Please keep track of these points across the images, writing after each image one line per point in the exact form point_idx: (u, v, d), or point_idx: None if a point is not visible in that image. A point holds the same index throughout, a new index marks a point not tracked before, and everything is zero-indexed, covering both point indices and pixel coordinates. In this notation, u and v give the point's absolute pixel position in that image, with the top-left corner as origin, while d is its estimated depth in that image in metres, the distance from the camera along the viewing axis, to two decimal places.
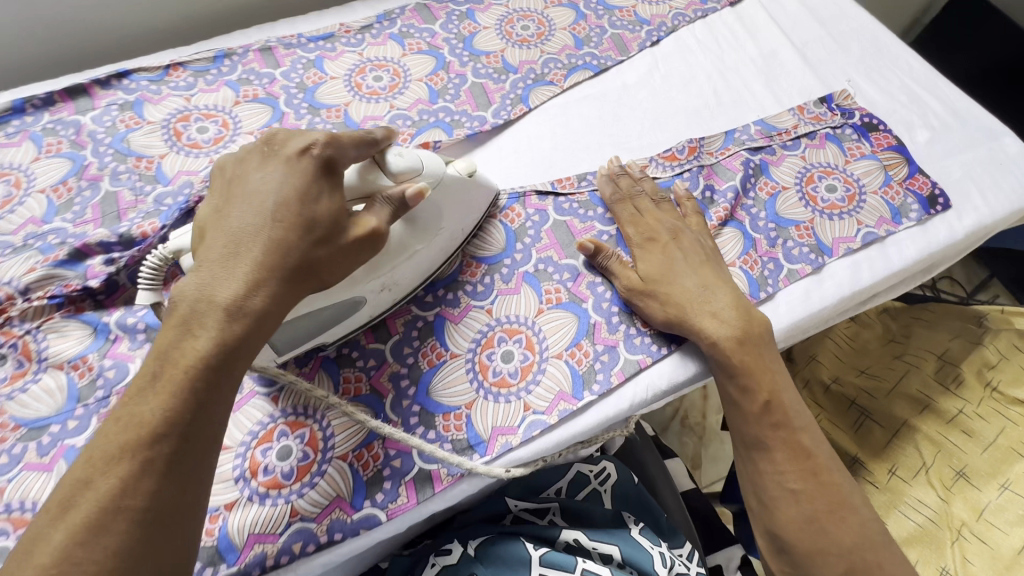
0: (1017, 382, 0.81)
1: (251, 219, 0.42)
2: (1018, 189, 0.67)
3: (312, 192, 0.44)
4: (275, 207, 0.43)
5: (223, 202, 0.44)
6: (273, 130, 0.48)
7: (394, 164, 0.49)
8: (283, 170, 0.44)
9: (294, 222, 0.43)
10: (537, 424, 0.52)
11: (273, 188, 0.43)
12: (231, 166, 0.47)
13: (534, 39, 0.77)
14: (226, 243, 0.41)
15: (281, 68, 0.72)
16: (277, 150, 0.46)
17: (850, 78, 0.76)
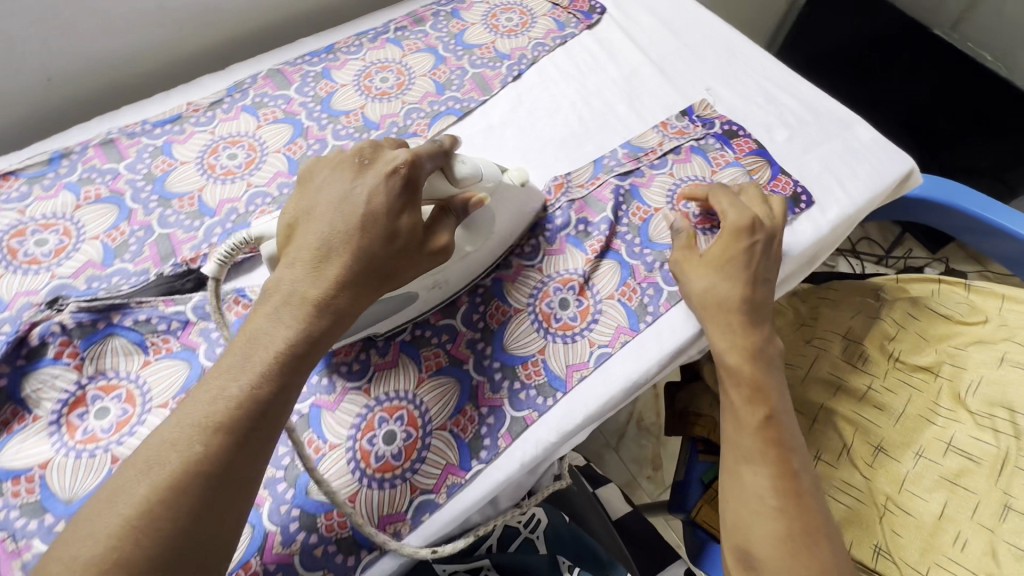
0: (914, 350, 0.85)
1: (339, 229, 0.47)
2: (872, 175, 0.70)
3: (397, 207, 0.48)
4: (364, 219, 0.47)
5: (311, 205, 0.49)
6: (363, 141, 0.52)
7: (461, 173, 0.52)
8: (375, 185, 0.48)
9: (373, 235, 0.48)
10: (427, 505, 0.52)
11: (363, 201, 0.48)
12: (326, 166, 0.52)
13: (393, 91, 0.76)
14: (317, 247, 0.47)
15: (125, 161, 0.68)
16: (369, 161, 0.50)
17: (708, 86, 0.77)
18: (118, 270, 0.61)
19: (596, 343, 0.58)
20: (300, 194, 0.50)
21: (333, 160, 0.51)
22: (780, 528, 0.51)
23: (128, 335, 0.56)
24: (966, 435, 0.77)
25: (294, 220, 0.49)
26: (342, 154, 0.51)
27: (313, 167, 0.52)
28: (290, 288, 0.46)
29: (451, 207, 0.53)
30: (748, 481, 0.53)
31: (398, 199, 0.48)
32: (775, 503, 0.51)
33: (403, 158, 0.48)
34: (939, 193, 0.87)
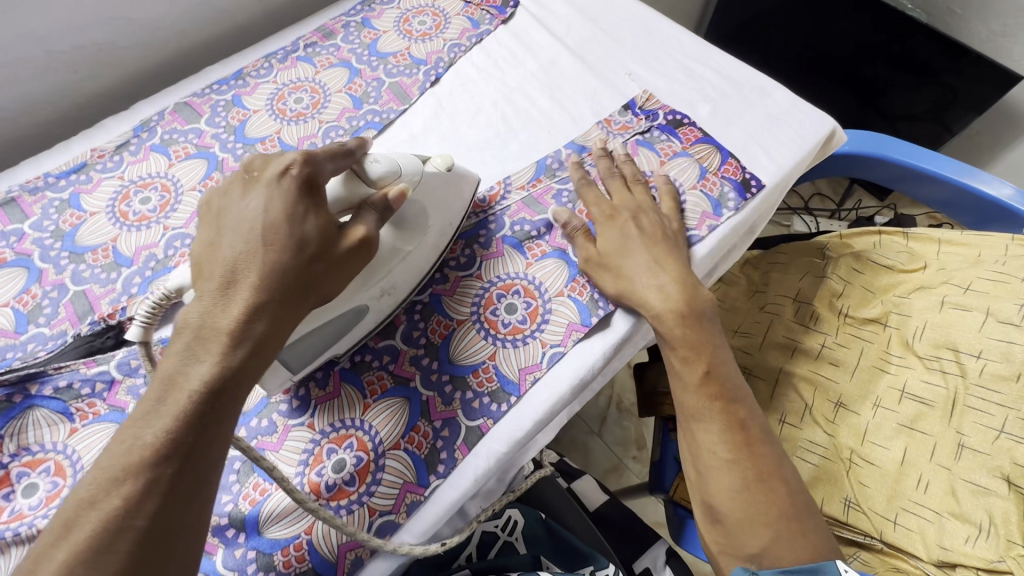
0: (862, 304, 0.86)
1: (242, 247, 0.44)
2: (796, 139, 0.70)
3: (299, 211, 0.45)
4: (265, 231, 0.44)
5: (214, 235, 0.46)
6: (253, 155, 0.49)
7: (371, 169, 0.50)
8: (268, 194, 0.45)
9: (282, 244, 0.44)
10: (387, 526, 0.50)
11: (261, 213, 0.44)
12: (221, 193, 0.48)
13: (309, 111, 0.73)
14: (220, 273, 0.43)
15: (30, 220, 0.64)
16: (260, 174, 0.47)
17: (629, 70, 0.77)
18: (34, 335, 0.58)
19: (547, 343, 0.58)
20: (203, 228, 0.47)
21: (223, 186, 0.48)
22: (735, 481, 0.53)
23: (50, 404, 0.53)
24: (917, 380, 0.79)
25: (199, 256, 0.45)
26: (230, 176, 0.48)
27: (206, 198, 0.49)
28: (202, 320, 0.42)
29: (368, 204, 0.50)
30: (700, 438, 0.56)
31: (301, 202, 0.45)
32: (728, 456, 0.54)
33: (293, 160, 0.46)
34: (869, 148, 0.89)
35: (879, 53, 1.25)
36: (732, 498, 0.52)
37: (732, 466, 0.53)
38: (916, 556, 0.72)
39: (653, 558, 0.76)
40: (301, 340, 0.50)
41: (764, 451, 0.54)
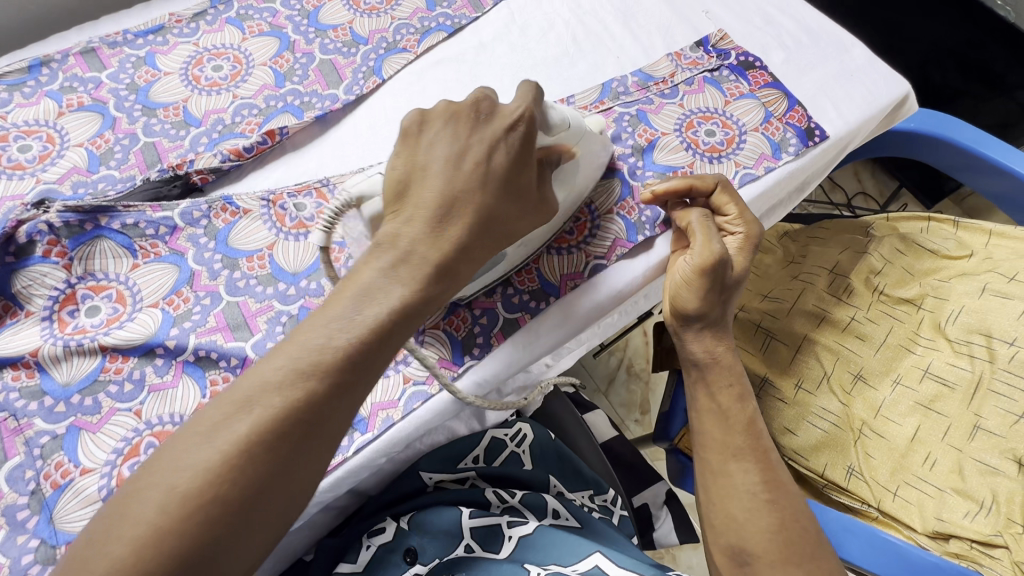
0: (899, 284, 0.86)
1: (455, 175, 0.46)
2: (867, 98, 0.69)
3: (516, 165, 0.48)
4: (486, 175, 0.47)
5: (418, 158, 0.47)
6: (476, 95, 0.50)
7: (553, 119, 0.50)
8: (494, 142, 0.48)
9: (490, 187, 0.47)
10: (418, 395, 0.53)
11: (484, 156, 0.47)
12: (434, 120, 0.49)
13: (382, 6, 0.73)
14: (436, 202, 0.45)
15: (107, 70, 0.66)
16: (487, 118, 0.49)
17: (707, 9, 0.75)
18: (105, 176, 0.60)
19: (592, 255, 0.59)
20: (407, 150, 0.48)
21: (447, 112, 0.49)
22: (773, 522, 0.52)
23: (116, 238, 0.56)
24: (943, 362, 0.79)
25: (409, 173, 0.47)
26: (453, 104, 0.49)
27: (413, 119, 0.49)
28: (409, 247, 0.44)
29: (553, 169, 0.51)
30: (735, 477, 0.55)
31: (516, 159, 0.48)
32: (766, 496, 0.53)
33: (519, 115, 0.48)
34: (935, 126, 0.87)
35: (954, 58, 1.20)
36: (760, 504, 0.53)
37: (771, 507, 0.53)
38: (911, 527, 0.73)
39: (653, 495, 0.79)
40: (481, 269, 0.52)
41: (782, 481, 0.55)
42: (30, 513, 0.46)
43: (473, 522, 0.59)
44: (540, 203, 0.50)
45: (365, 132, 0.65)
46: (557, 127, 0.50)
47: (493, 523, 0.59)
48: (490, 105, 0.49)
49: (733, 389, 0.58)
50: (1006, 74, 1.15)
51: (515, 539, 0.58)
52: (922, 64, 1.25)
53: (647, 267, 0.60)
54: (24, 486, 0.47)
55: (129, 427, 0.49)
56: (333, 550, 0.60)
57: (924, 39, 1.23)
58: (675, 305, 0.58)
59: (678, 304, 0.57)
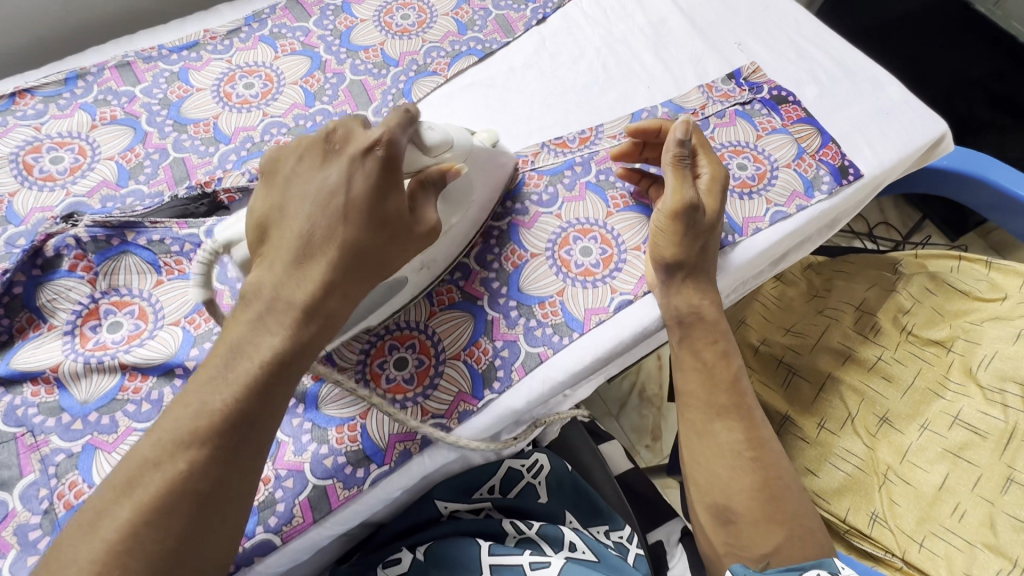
0: (929, 324, 0.83)
1: (319, 218, 0.43)
2: (903, 136, 0.67)
3: (383, 191, 0.44)
4: (347, 208, 0.43)
5: (283, 203, 0.44)
6: (330, 121, 0.46)
7: (430, 139, 0.45)
8: (351, 171, 0.43)
9: (355, 223, 0.43)
10: (437, 428, 0.51)
11: (342, 189, 0.43)
12: (286, 160, 0.45)
13: (414, 29, 0.74)
14: (296, 244, 0.42)
15: (141, 85, 0.67)
16: (340, 147, 0.45)
17: (740, 41, 0.75)
18: (133, 191, 0.60)
19: (617, 290, 0.58)
20: (266, 191, 0.45)
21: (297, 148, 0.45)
22: (782, 554, 0.51)
23: (141, 254, 0.56)
24: (974, 409, 0.76)
25: (268, 220, 0.43)
26: (306, 140, 0.45)
27: (272, 160, 0.46)
28: (274, 292, 0.41)
29: (429, 181, 0.47)
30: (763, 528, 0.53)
31: (377, 188, 0.43)
32: (750, 454, 0.54)
33: (377, 137, 0.43)
34: (966, 164, 0.85)
35: (980, 89, 1.18)
36: (753, 502, 0.53)
37: (754, 465, 0.54)
38: None
39: (667, 532, 0.76)
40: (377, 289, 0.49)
41: (810, 531, 0.53)
42: (41, 534, 0.45)
43: (492, 558, 0.58)
44: (415, 228, 0.46)
45: None
46: (436, 148, 0.46)
47: (514, 563, 0.57)
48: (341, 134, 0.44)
49: (716, 346, 0.57)
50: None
51: None
52: (949, 94, 1.24)
53: None
54: (37, 505, 0.46)
55: None
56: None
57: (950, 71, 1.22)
58: (652, 252, 0.57)
59: (655, 252, 0.56)
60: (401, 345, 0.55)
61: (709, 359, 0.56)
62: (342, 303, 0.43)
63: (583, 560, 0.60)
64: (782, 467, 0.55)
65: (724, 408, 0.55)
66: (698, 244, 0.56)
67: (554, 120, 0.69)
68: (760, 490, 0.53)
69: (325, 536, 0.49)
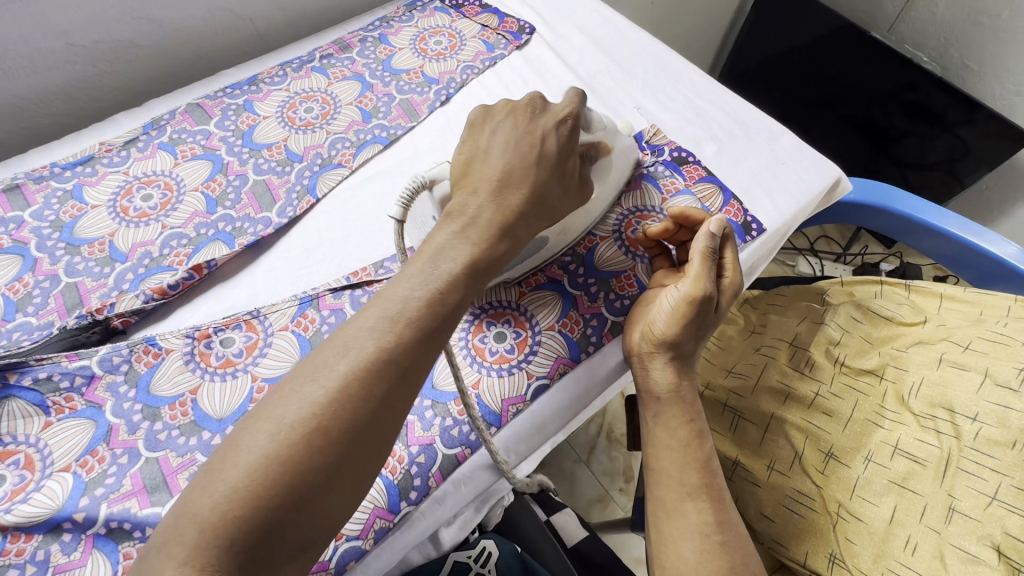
0: (860, 354, 0.84)
1: (514, 161, 0.52)
2: (800, 185, 0.70)
3: (566, 151, 0.54)
4: (540, 157, 0.53)
5: (482, 149, 0.54)
6: (531, 95, 0.57)
7: (593, 122, 0.58)
8: (549, 131, 0.54)
9: (544, 169, 0.53)
10: (351, 552, 0.49)
11: (539, 142, 0.54)
12: (495, 114, 0.57)
13: (318, 121, 0.74)
14: (494, 179, 0.52)
15: (31, 208, 0.65)
16: (540, 112, 0.56)
17: (639, 105, 0.77)
18: (21, 324, 0.58)
19: (533, 375, 0.58)
20: (473, 137, 0.56)
21: (507, 109, 0.56)
22: None
23: (26, 396, 0.52)
24: (911, 438, 0.77)
25: (470, 159, 0.54)
26: (514, 104, 0.57)
27: (482, 115, 0.57)
28: (476, 212, 0.50)
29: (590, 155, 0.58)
30: None
31: (565, 145, 0.54)
32: (718, 537, 0.52)
33: (568, 111, 0.55)
34: (871, 196, 0.89)
35: (893, 101, 1.24)
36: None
37: (722, 549, 0.51)
38: None
39: None
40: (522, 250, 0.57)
41: None
42: None
43: None
44: (581, 188, 0.56)
45: (297, 257, 0.64)
46: (597, 131, 0.58)
47: None
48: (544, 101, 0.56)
49: None
50: (946, 113, 1.14)
51: None
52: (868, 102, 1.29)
53: (579, 390, 0.59)
54: None
55: None
56: None
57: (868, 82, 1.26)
58: (648, 330, 0.59)
59: (651, 333, 0.58)
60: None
61: (683, 437, 0.57)
62: (523, 231, 0.52)
63: None
64: (747, 551, 0.52)
65: (697, 488, 0.54)
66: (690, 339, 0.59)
67: None
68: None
69: None
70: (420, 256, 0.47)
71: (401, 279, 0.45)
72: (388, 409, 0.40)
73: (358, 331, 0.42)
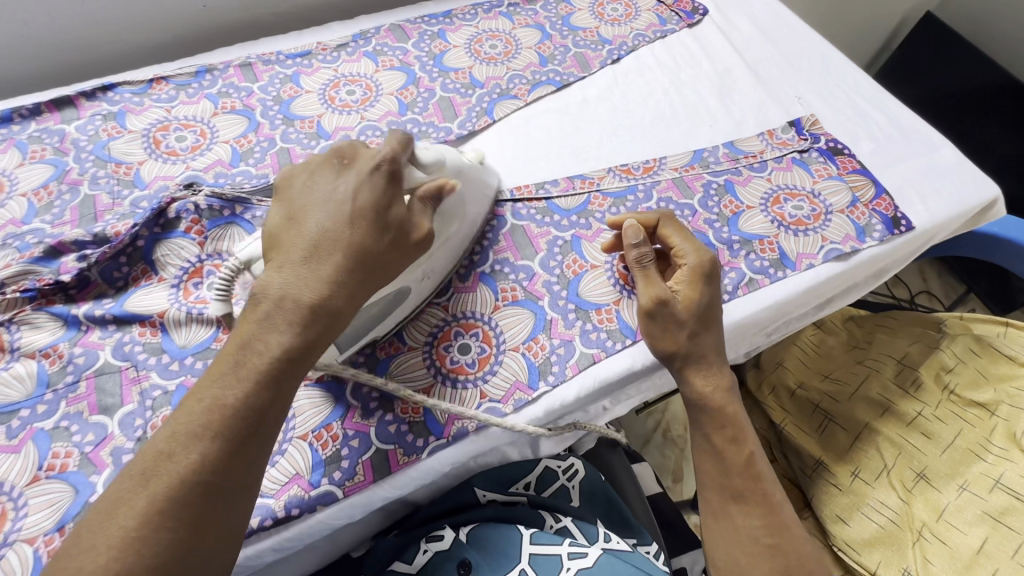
0: (972, 385, 0.84)
1: (332, 221, 0.47)
2: (955, 196, 0.70)
3: (383, 200, 0.48)
4: (352, 213, 0.47)
5: (300, 205, 0.49)
6: (339, 145, 0.52)
7: (424, 160, 0.52)
8: (358, 183, 0.48)
9: (360, 224, 0.47)
10: (494, 411, 0.55)
11: (349, 198, 0.48)
12: (301, 173, 0.51)
13: (500, 57, 0.82)
14: (309, 242, 0.46)
15: (259, 83, 0.76)
16: (348, 163, 0.50)
17: (800, 95, 0.80)
18: (243, 171, 0.68)
19: None
20: (282, 200, 0.50)
21: (312, 164, 0.51)
22: (779, 565, 0.52)
23: (245, 227, 0.62)
24: (1017, 475, 0.76)
25: (290, 217, 0.48)
26: (321, 156, 0.51)
27: (290, 173, 0.52)
28: (283, 292, 0.45)
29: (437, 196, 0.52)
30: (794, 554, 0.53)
31: (381, 196, 0.48)
32: (768, 541, 0.53)
33: (382, 155, 0.49)
34: (1016, 233, 0.85)
35: None
36: None
37: (772, 552, 0.53)
38: None
39: (691, 561, 0.76)
40: (356, 317, 0.52)
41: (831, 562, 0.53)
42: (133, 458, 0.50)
43: (532, 547, 0.57)
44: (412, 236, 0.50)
45: None
46: (431, 167, 0.53)
47: (552, 552, 0.57)
48: (352, 149, 0.50)
49: None
50: None
51: (573, 570, 0.56)
52: (998, 170, 1.23)
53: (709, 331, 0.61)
54: (132, 431, 0.51)
55: None
56: (392, 538, 0.61)
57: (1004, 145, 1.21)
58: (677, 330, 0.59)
59: (648, 338, 0.57)
60: (466, 332, 0.60)
61: None
62: (347, 302, 0.46)
63: (616, 550, 0.59)
64: None
65: None
66: (686, 332, 0.56)
67: (614, 146, 0.75)
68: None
69: (382, 496, 0.53)
70: (229, 349, 0.44)
71: (215, 378, 0.43)
72: (197, 541, 0.39)
73: (157, 451, 0.40)
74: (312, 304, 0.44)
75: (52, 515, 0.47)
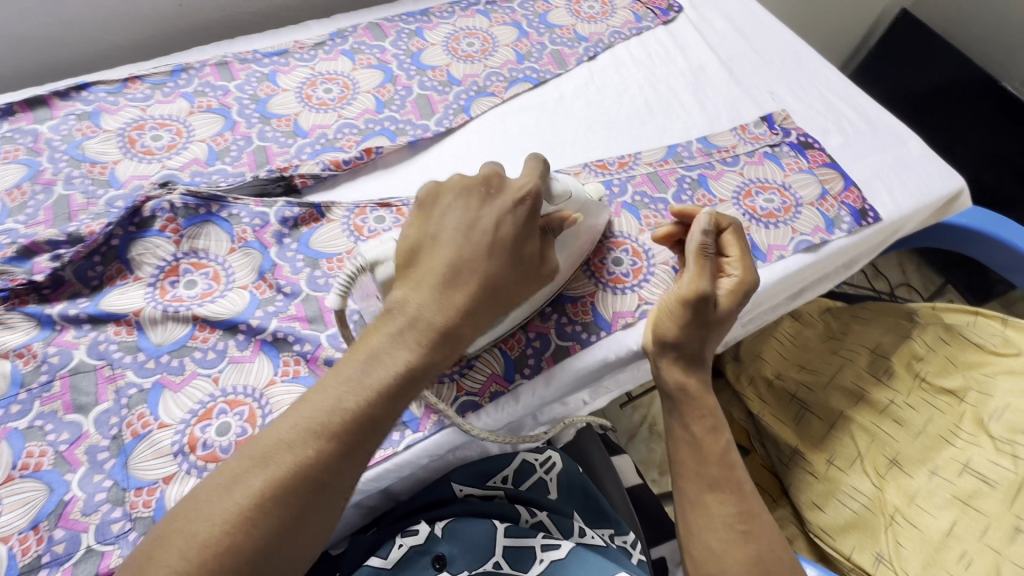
0: (942, 373, 0.86)
1: (468, 246, 0.49)
2: (922, 188, 0.72)
3: (523, 235, 0.51)
4: (494, 243, 0.50)
5: (436, 228, 0.50)
6: (487, 168, 0.54)
7: (555, 190, 0.54)
8: (501, 214, 0.51)
9: (497, 256, 0.50)
10: (469, 404, 0.56)
11: (491, 227, 0.50)
12: (445, 191, 0.53)
13: (478, 55, 0.82)
14: (446, 265, 0.48)
15: (235, 82, 0.76)
16: (495, 192, 0.52)
17: (772, 91, 0.81)
18: (219, 169, 0.68)
19: (644, 299, 0.63)
20: (419, 218, 0.51)
21: (457, 185, 0.52)
22: (751, 552, 0.53)
23: (222, 225, 0.62)
24: (984, 459, 0.78)
25: (421, 239, 0.50)
26: (465, 178, 0.53)
27: (429, 189, 0.53)
28: (417, 312, 0.46)
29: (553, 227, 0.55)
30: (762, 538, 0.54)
31: (523, 229, 0.51)
32: (743, 527, 0.54)
33: (529, 190, 0.51)
34: (987, 224, 0.87)
35: (1008, 165, 1.19)
36: None
37: (747, 537, 0.53)
38: None
39: (671, 550, 0.77)
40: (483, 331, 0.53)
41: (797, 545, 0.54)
42: (109, 456, 0.50)
43: (507, 540, 0.58)
44: (541, 268, 0.53)
45: (449, 161, 0.72)
46: (559, 198, 0.55)
47: (525, 544, 0.58)
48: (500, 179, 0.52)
49: None
50: None
51: (546, 562, 0.57)
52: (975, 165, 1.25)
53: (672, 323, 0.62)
54: (108, 430, 0.51)
55: (205, 393, 0.54)
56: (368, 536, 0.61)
57: (980, 141, 1.23)
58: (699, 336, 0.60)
59: (658, 330, 0.59)
60: None
61: None
62: (470, 329, 0.49)
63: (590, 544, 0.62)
64: None
65: None
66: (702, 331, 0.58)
67: (590, 142, 0.76)
68: (753, 566, 0.52)
69: (359, 489, 0.54)
70: (356, 356, 0.46)
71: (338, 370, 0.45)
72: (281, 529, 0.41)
73: (275, 435, 0.42)
74: (437, 327, 0.46)
75: (27, 514, 0.47)
